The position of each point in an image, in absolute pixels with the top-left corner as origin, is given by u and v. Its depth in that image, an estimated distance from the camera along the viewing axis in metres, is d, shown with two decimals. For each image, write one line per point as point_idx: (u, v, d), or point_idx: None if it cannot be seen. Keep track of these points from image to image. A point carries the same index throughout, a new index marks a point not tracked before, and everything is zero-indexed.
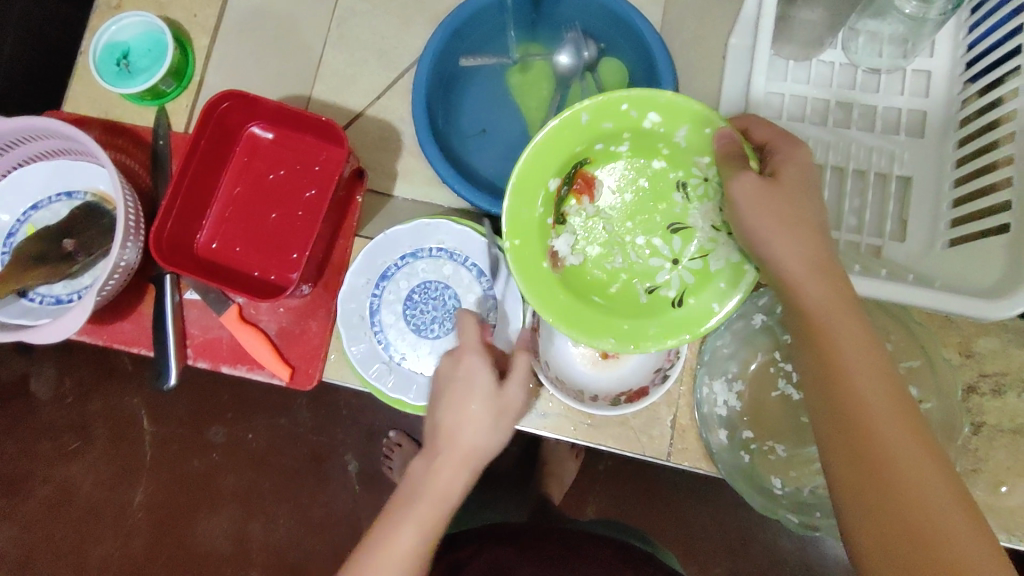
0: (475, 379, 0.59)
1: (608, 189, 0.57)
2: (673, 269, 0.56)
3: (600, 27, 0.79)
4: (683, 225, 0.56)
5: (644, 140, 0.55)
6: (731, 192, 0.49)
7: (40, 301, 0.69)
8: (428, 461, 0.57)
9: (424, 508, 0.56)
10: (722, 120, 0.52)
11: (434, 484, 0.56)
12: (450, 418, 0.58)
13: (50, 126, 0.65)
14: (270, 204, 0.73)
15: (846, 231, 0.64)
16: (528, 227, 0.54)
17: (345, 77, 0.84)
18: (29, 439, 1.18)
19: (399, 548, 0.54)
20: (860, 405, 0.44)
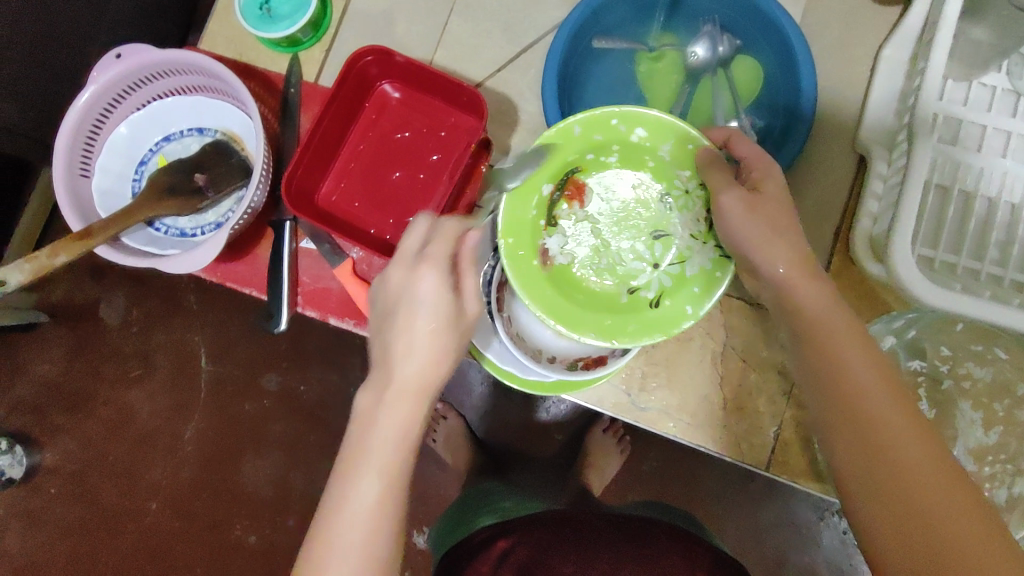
0: (435, 310, 0.50)
1: (598, 198, 0.63)
2: (653, 272, 0.62)
3: (739, 23, 0.76)
4: (665, 233, 0.62)
5: (632, 152, 0.62)
6: (719, 204, 0.54)
7: (166, 232, 0.72)
8: (379, 401, 0.49)
9: (381, 455, 0.48)
10: (701, 138, 0.58)
11: (391, 433, 0.49)
12: (404, 350, 0.50)
13: (194, 61, 0.67)
14: (392, 163, 0.73)
15: (990, 263, 0.60)
16: (522, 228, 0.61)
17: (467, 47, 0.79)
18: (94, 360, 1.19)
19: (361, 508, 0.47)
20: (872, 414, 0.44)
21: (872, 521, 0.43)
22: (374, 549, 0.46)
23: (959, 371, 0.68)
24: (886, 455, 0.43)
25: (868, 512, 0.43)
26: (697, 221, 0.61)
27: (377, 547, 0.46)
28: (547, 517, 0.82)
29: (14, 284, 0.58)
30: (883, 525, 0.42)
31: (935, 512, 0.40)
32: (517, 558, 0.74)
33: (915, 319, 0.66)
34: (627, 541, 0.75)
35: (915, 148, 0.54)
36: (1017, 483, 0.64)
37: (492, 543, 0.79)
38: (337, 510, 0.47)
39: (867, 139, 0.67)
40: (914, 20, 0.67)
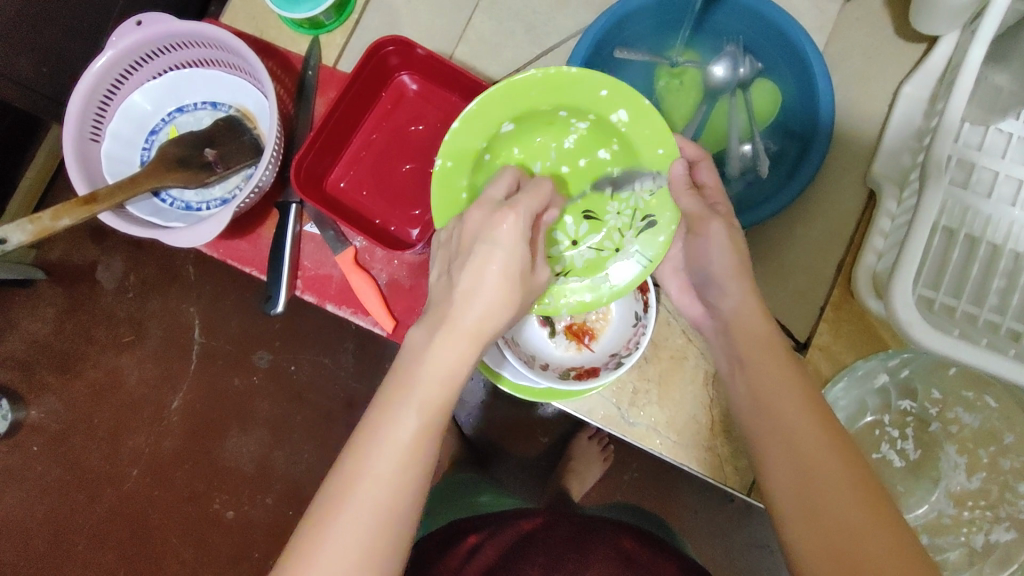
0: (513, 253, 0.52)
1: (550, 155, 0.63)
2: (571, 247, 0.64)
3: (763, 45, 0.76)
4: (596, 216, 0.64)
5: (603, 129, 0.62)
6: (709, 230, 0.58)
7: (171, 204, 0.72)
8: (427, 340, 0.50)
9: (429, 385, 0.49)
10: (672, 149, 0.59)
11: (440, 364, 0.49)
12: (471, 287, 0.51)
13: (213, 33, 0.67)
14: (404, 156, 0.73)
15: (988, 310, 0.60)
16: (463, 156, 0.60)
17: (489, 44, 0.79)
18: (88, 322, 1.19)
19: (397, 441, 0.47)
20: (808, 460, 0.46)
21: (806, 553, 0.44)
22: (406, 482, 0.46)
23: (947, 416, 0.69)
24: (819, 495, 0.44)
25: (802, 544, 0.44)
26: (631, 216, 0.62)
27: (413, 480, 0.47)
28: (522, 513, 0.85)
29: (16, 242, 0.58)
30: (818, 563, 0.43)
31: (863, 552, 0.41)
32: (486, 559, 0.74)
33: (911, 358, 0.67)
34: (602, 550, 0.74)
35: (926, 191, 0.54)
36: (994, 530, 0.67)
37: (462, 539, 0.80)
38: (369, 445, 0.47)
39: (878, 174, 0.67)
40: (937, 60, 0.67)
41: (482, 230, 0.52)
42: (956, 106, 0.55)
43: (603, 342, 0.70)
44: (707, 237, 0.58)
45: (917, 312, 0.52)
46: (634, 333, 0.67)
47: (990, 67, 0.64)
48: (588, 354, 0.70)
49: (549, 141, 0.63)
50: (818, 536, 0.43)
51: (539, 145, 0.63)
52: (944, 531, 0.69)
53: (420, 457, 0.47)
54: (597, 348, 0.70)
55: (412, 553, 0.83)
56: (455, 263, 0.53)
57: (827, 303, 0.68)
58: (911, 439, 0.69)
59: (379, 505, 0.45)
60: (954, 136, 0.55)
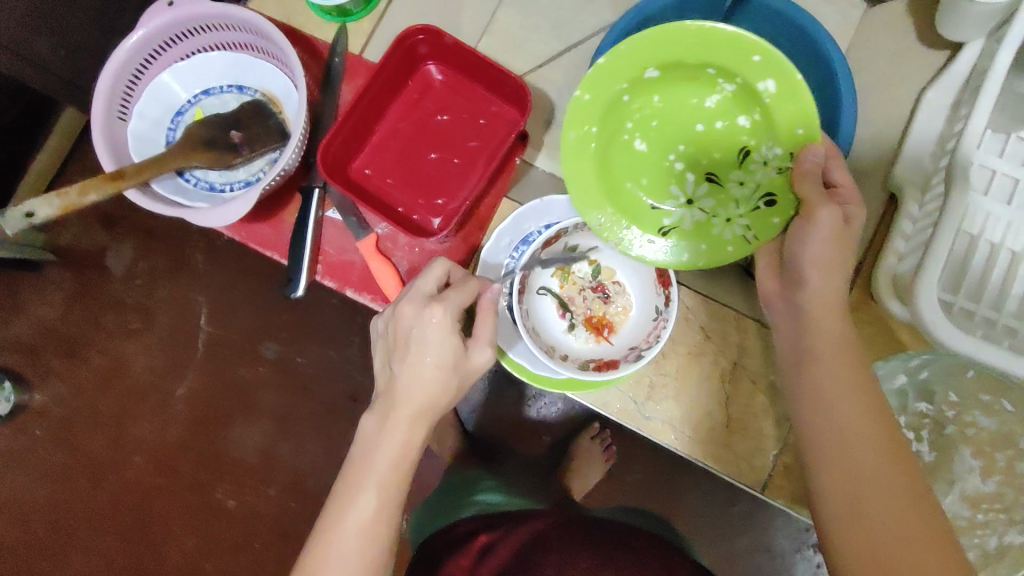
0: (442, 347, 0.56)
1: (687, 112, 0.64)
2: (684, 204, 0.65)
3: (786, 47, 0.76)
4: (718, 180, 0.64)
5: (749, 98, 0.61)
6: (817, 215, 0.54)
7: (195, 184, 0.72)
8: (378, 428, 0.56)
9: (385, 467, 0.56)
10: (814, 132, 0.58)
11: (393, 445, 0.56)
12: (410, 376, 0.56)
13: (243, 16, 0.67)
14: (430, 145, 0.74)
15: (1007, 314, 0.60)
16: (603, 92, 0.61)
17: (513, 38, 0.79)
18: (96, 308, 1.19)
19: (360, 520, 0.54)
20: (860, 468, 0.48)
21: (848, 555, 0.48)
22: (372, 537, 0.54)
23: (964, 419, 0.69)
24: (867, 505, 0.47)
25: (843, 540, 0.48)
26: (754, 189, 0.62)
27: (374, 549, 0.54)
28: (531, 514, 0.85)
29: (43, 217, 0.58)
30: (860, 564, 0.47)
31: (905, 560, 0.45)
32: (497, 558, 0.74)
33: (931, 361, 0.66)
34: (617, 551, 0.75)
35: (953, 196, 0.54)
36: (1008, 532, 0.68)
37: (472, 538, 0.80)
38: (339, 520, 0.55)
39: (900, 177, 0.68)
40: (962, 67, 0.67)
41: (414, 324, 0.56)
42: (982, 112, 0.56)
43: (621, 335, 0.70)
44: (814, 226, 0.54)
45: (941, 313, 0.52)
46: (654, 327, 0.67)
47: (1013, 74, 0.62)
48: (606, 347, 0.70)
49: (691, 97, 0.64)
50: (859, 535, 0.47)
51: (681, 98, 0.64)
52: (958, 533, 0.69)
53: (383, 525, 0.55)
54: (615, 341, 0.70)
55: (426, 547, 0.84)
56: (393, 355, 0.57)
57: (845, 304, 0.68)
58: (927, 441, 0.69)
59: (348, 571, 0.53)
60: (979, 141, 0.56)
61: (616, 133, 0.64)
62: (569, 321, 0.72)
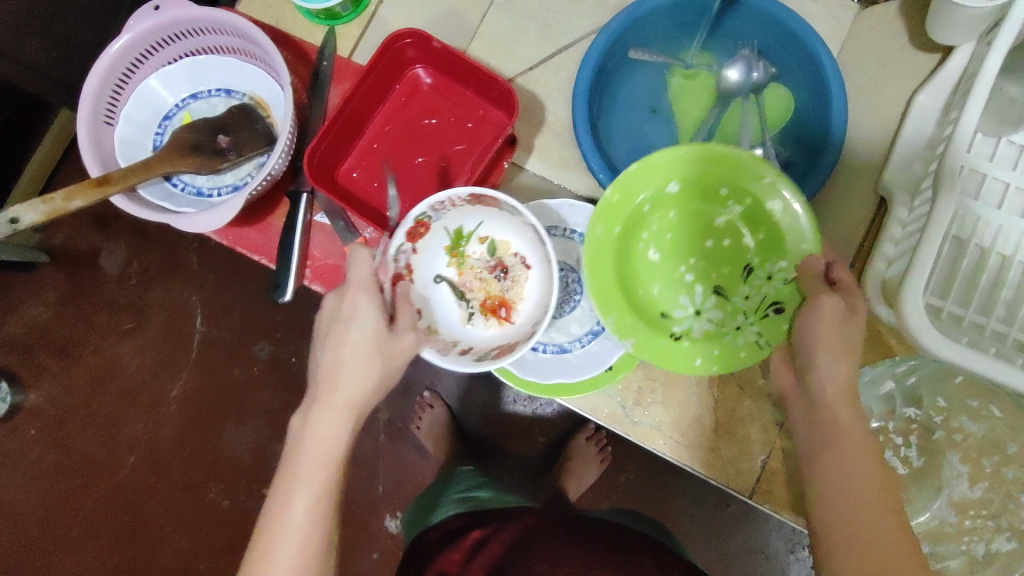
0: (363, 326, 0.57)
1: (700, 229, 0.66)
2: (693, 315, 0.65)
3: (776, 51, 0.76)
4: (726, 294, 0.65)
5: (755, 216, 0.63)
6: (818, 302, 0.55)
7: (183, 189, 0.72)
8: (305, 422, 0.55)
9: (311, 462, 0.54)
10: (817, 248, 0.60)
11: (320, 442, 0.54)
12: (334, 372, 0.56)
13: (229, 20, 0.67)
14: (418, 149, 0.73)
15: (996, 320, 0.60)
16: (622, 218, 0.64)
17: (503, 40, 0.79)
18: (89, 308, 1.19)
19: (295, 522, 0.52)
20: (864, 515, 0.48)
21: None
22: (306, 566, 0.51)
23: (952, 424, 0.69)
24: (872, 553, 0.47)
25: None
26: (760, 301, 0.63)
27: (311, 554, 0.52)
28: (524, 510, 0.84)
29: (28, 223, 0.58)
30: None
31: None
32: (492, 552, 0.73)
33: (918, 366, 0.66)
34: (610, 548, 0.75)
35: (940, 201, 0.54)
36: (995, 539, 0.68)
37: (465, 533, 0.79)
38: (274, 524, 0.52)
39: (890, 182, 0.67)
40: (952, 70, 0.67)
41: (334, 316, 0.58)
42: (970, 117, 0.56)
43: (521, 313, 0.69)
44: (820, 313, 0.54)
45: (927, 320, 0.52)
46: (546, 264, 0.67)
47: (1002, 79, 0.63)
48: (508, 330, 0.69)
49: (704, 215, 0.66)
50: None
51: (696, 216, 0.66)
52: (946, 539, 0.69)
53: (320, 526, 0.52)
54: (517, 321, 0.69)
55: (416, 547, 0.83)
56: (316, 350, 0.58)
57: None
58: (915, 445, 0.69)
59: None
60: (967, 146, 0.56)
61: (634, 240, 0.66)
62: (468, 311, 0.71)
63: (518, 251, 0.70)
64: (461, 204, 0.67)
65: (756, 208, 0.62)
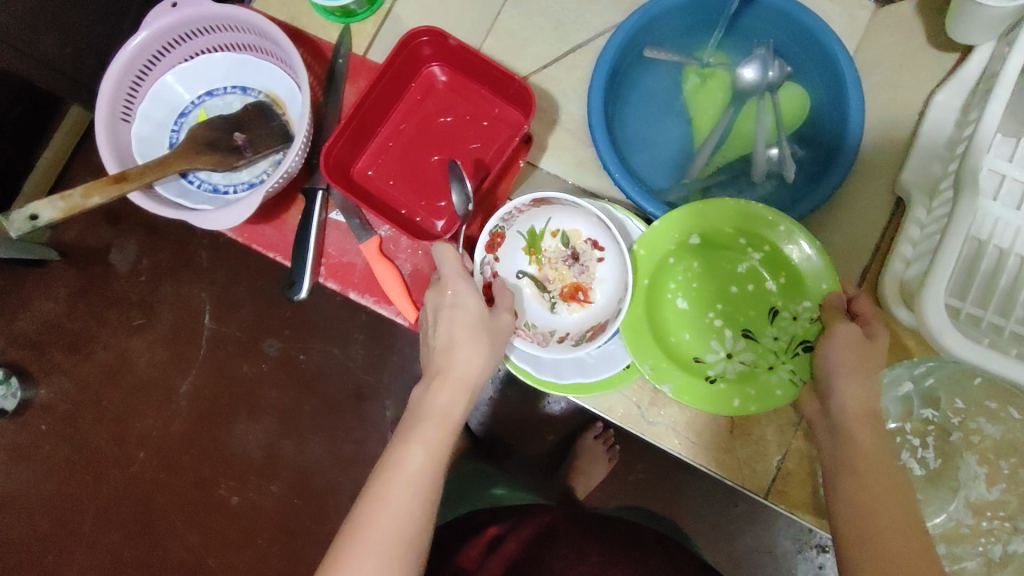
0: (470, 309, 0.62)
1: (723, 276, 0.68)
2: (725, 359, 0.66)
3: (793, 49, 0.76)
4: (754, 336, 0.66)
5: (776, 262, 0.65)
6: (834, 331, 0.59)
7: (198, 186, 0.72)
8: (424, 392, 0.59)
9: (430, 425, 0.57)
10: (837, 286, 0.62)
11: (438, 406, 0.58)
12: (448, 347, 0.60)
13: (246, 18, 0.67)
14: (432, 147, 0.73)
15: (1015, 321, 0.59)
16: (645, 270, 0.67)
17: (518, 38, 0.79)
18: (101, 304, 1.19)
19: (409, 472, 0.54)
20: (873, 507, 0.51)
21: None
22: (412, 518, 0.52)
23: (969, 425, 0.68)
24: (881, 542, 0.49)
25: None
26: (789, 341, 0.64)
27: (419, 509, 0.53)
28: (539, 507, 0.84)
29: (47, 220, 0.59)
30: None
31: None
32: (512, 547, 0.74)
33: (937, 366, 0.66)
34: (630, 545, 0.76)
35: (962, 202, 0.54)
36: (1012, 540, 0.67)
37: (481, 529, 0.79)
38: (389, 476, 0.54)
39: (907, 182, 0.67)
40: (971, 71, 0.66)
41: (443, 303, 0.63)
42: (990, 119, 0.55)
43: (601, 292, 0.71)
44: (834, 342, 0.58)
45: (947, 321, 0.52)
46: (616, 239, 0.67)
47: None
48: (592, 310, 0.71)
49: (726, 263, 0.68)
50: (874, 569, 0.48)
51: (719, 265, 0.68)
52: (961, 540, 0.68)
53: (429, 481, 0.54)
54: (597, 302, 0.71)
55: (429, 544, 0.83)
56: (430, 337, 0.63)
57: None
58: (932, 447, 0.69)
59: (394, 530, 0.52)
60: (989, 146, 0.55)
61: (661, 289, 0.68)
62: (551, 300, 0.73)
63: (588, 237, 0.72)
64: (527, 208, 0.69)
65: (775, 254, 0.65)
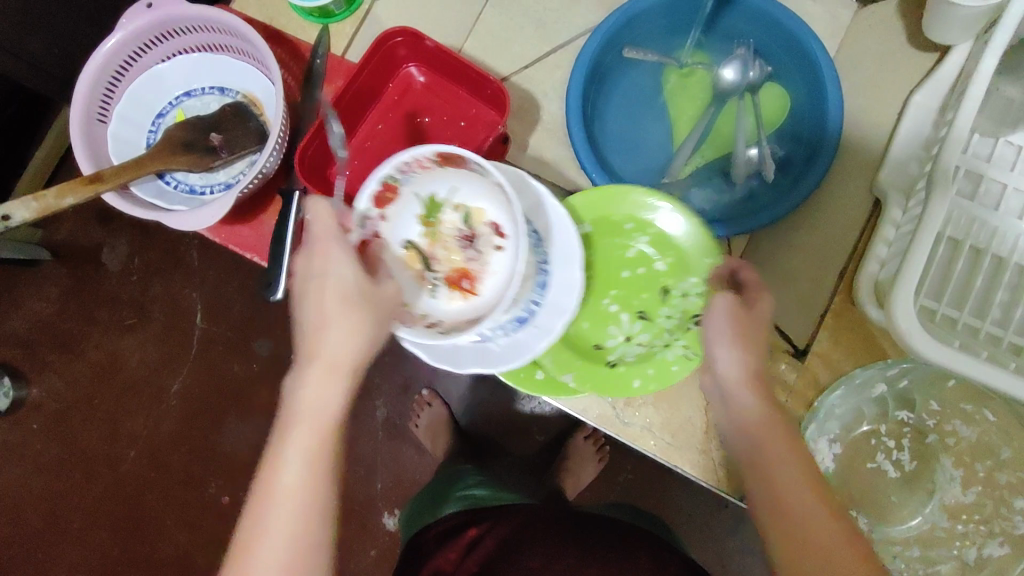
0: (345, 277, 0.56)
1: (613, 260, 0.71)
2: (623, 342, 0.69)
3: (773, 49, 0.75)
4: (649, 317, 0.69)
5: (661, 242, 0.69)
6: (714, 302, 0.61)
7: (175, 187, 0.72)
8: (295, 382, 0.54)
9: (304, 423, 0.52)
10: (717, 258, 0.66)
11: (310, 400, 0.53)
12: (317, 331, 0.54)
13: (222, 18, 0.67)
14: (409, 148, 0.73)
15: (990, 322, 0.59)
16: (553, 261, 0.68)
17: (498, 38, 0.79)
18: (91, 304, 1.19)
19: (289, 482, 0.50)
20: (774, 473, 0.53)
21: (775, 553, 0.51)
22: (311, 530, 0.50)
23: (945, 428, 0.68)
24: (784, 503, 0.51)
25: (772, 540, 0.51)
26: (681, 318, 0.68)
27: (312, 515, 0.50)
28: (519, 507, 0.84)
29: (18, 220, 0.59)
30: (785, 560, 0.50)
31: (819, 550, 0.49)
32: (485, 549, 0.74)
33: (910, 368, 0.66)
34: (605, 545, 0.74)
35: (933, 201, 0.53)
36: (988, 544, 0.67)
37: (462, 530, 0.79)
38: (267, 488, 0.50)
39: (885, 182, 0.67)
40: (949, 70, 0.66)
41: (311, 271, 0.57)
42: (964, 118, 0.55)
43: (488, 285, 0.67)
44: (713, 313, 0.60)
45: (917, 322, 0.52)
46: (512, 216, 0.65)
47: (1000, 79, 0.62)
48: (476, 301, 0.67)
49: (614, 247, 0.70)
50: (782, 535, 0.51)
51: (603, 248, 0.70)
52: (937, 543, 0.68)
53: (315, 484, 0.51)
54: (482, 292, 0.67)
55: (414, 545, 0.83)
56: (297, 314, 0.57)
57: (829, 310, 0.66)
58: (908, 449, 0.69)
59: (285, 545, 0.49)
60: (964, 145, 0.55)
61: None
62: (431, 283, 0.68)
63: (491, 221, 0.68)
64: (431, 166, 0.65)
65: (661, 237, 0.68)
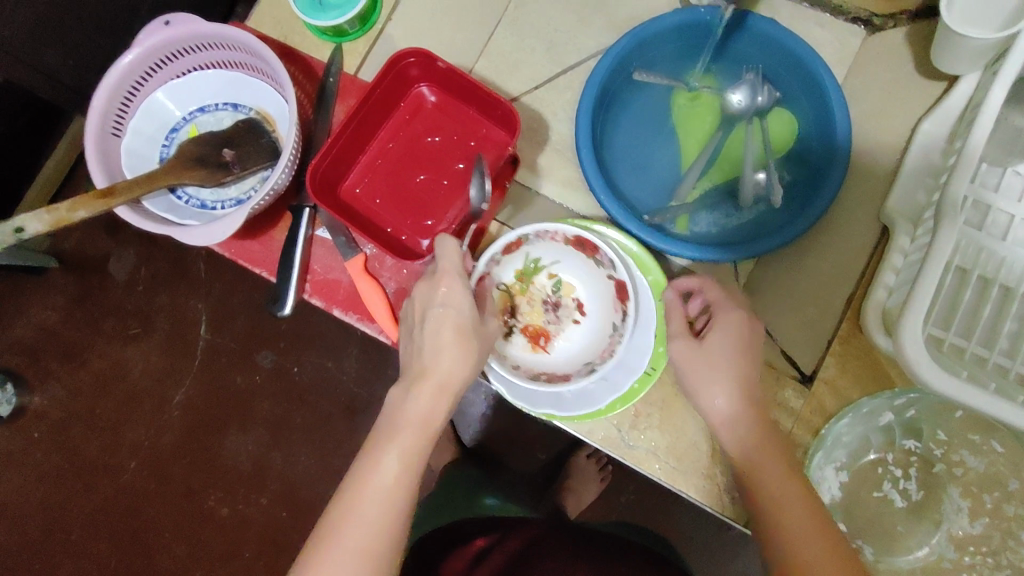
0: (462, 309, 0.59)
1: None
2: None
3: (782, 75, 0.76)
4: None
5: None
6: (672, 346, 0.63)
7: (187, 202, 0.73)
8: (404, 394, 0.58)
9: (408, 432, 0.56)
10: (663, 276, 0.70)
11: (418, 412, 0.57)
12: (431, 351, 0.58)
13: (238, 36, 0.68)
14: (418, 166, 0.74)
15: (997, 353, 0.59)
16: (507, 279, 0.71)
17: (509, 58, 0.79)
18: (97, 312, 1.20)
19: (384, 484, 0.54)
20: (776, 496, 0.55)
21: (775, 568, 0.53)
22: (385, 534, 0.53)
23: (952, 458, 0.68)
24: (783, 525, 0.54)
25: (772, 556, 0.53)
26: None
27: (390, 520, 0.53)
28: (525, 520, 0.85)
29: (32, 232, 0.59)
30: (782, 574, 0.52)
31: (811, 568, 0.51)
32: (496, 559, 0.74)
33: (918, 397, 0.66)
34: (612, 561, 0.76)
35: (942, 231, 0.53)
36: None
37: (468, 540, 0.79)
38: (361, 488, 0.54)
39: (892, 210, 0.67)
40: (958, 99, 0.66)
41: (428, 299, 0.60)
42: (973, 148, 0.55)
43: (560, 349, 0.71)
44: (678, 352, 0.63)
45: (925, 352, 0.51)
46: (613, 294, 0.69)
47: (1007, 109, 0.63)
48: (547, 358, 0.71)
49: None
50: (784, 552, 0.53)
51: None
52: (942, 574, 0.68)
53: (403, 492, 0.54)
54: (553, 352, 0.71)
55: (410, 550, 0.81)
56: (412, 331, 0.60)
57: (835, 336, 0.68)
58: (914, 478, 0.69)
59: (365, 543, 0.52)
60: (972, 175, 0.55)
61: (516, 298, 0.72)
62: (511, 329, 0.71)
63: (579, 295, 0.72)
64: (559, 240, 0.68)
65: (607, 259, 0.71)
